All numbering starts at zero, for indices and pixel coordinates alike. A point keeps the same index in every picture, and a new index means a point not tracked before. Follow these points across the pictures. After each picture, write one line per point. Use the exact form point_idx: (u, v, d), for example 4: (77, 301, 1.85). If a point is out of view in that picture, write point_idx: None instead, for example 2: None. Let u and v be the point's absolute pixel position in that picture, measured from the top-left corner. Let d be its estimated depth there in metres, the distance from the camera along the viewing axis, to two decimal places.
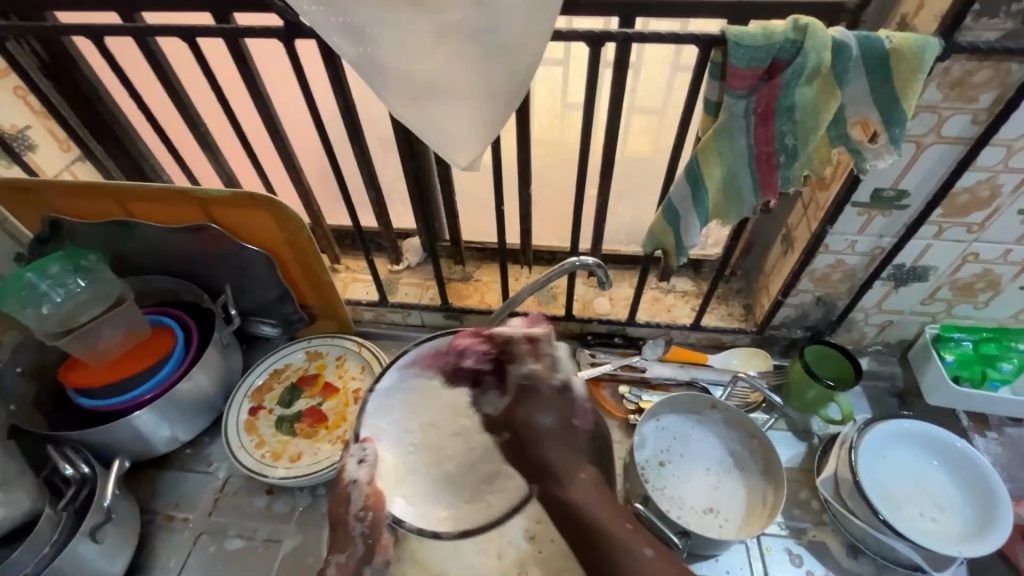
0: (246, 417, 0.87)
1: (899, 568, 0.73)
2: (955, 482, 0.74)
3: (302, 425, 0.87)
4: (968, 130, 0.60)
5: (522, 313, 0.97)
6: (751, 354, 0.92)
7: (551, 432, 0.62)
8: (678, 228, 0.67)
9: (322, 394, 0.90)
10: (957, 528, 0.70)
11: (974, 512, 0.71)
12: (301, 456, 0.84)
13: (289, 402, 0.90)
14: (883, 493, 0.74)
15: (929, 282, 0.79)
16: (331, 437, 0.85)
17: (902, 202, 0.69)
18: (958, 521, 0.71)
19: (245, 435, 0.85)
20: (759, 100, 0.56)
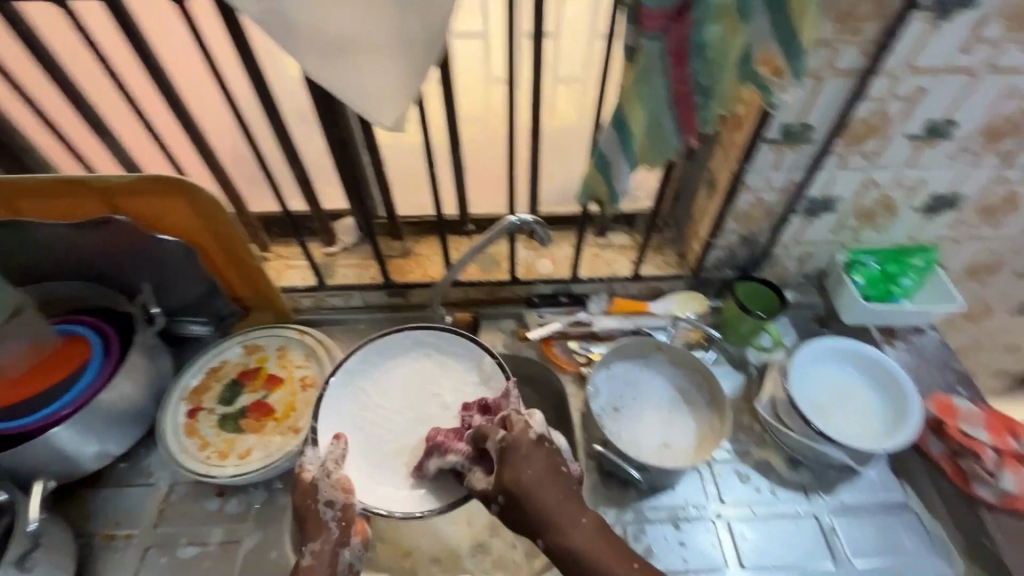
0: (185, 420, 0.82)
1: (833, 472, 0.81)
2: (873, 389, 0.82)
3: (249, 420, 0.83)
4: (858, 61, 0.65)
5: (466, 282, 0.97)
6: (688, 299, 0.97)
7: (540, 479, 0.62)
8: (609, 175, 0.69)
9: (266, 387, 0.86)
10: (877, 428, 0.78)
11: (892, 412, 0.79)
12: (251, 451, 0.80)
13: (231, 398, 0.85)
14: (816, 407, 0.80)
15: (837, 212, 0.86)
16: (281, 428, 0.82)
17: (808, 136, 0.74)
18: (879, 422, 0.78)
19: (186, 439, 0.80)
20: (671, 39, 0.58)
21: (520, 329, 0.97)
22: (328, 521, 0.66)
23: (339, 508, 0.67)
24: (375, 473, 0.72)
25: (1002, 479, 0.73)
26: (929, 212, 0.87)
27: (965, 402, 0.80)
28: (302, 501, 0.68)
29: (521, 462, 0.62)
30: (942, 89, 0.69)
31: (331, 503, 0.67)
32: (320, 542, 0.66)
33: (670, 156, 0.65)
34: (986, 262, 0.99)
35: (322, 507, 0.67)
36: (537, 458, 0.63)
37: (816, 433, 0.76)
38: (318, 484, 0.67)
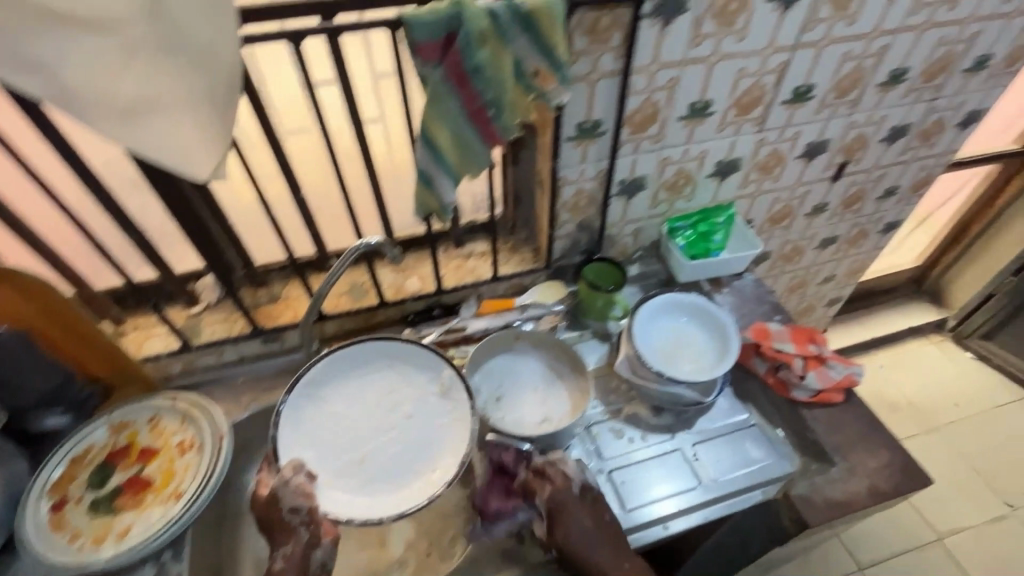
0: (49, 516, 0.77)
1: (690, 410, 0.92)
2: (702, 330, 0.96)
3: (125, 499, 0.80)
4: (616, 64, 0.78)
5: (338, 314, 1.00)
6: (547, 288, 1.07)
7: (591, 533, 0.76)
8: (434, 190, 0.77)
9: (141, 460, 0.84)
10: (711, 361, 0.91)
11: (718, 345, 0.93)
12: (130, 529, 0.77)
13: (101, 482, 0.81)
14: (662, 355, 0.92)
15: (647, 188, 1.01)
16: (162, 498, 0.79)
17: (600, 130, 0.86)
18: (711, 355, 0.92)
19: (52, 535, 0.75)
20: (449, 65, 0.66)
21: None
22: (296, 526, 0.72)
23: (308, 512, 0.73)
24: (335, 469, 0.82)
25: (808, 379, 0.88)
26: (720, 176, 1.04)
27: (776, 325, 0.95)
28: (267, 511, 0.73)
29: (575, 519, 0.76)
30: (690, 77, 0.85)
31: (296, 508, 0.73)
32: (291, 546, 0.71)
33: (481, 164, 0.75)
34: (779, 209, 1.19)
35: (288, 513, 0.72)
36: (585, 519, 0.77)
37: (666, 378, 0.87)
38: (281, 492, 0.74)
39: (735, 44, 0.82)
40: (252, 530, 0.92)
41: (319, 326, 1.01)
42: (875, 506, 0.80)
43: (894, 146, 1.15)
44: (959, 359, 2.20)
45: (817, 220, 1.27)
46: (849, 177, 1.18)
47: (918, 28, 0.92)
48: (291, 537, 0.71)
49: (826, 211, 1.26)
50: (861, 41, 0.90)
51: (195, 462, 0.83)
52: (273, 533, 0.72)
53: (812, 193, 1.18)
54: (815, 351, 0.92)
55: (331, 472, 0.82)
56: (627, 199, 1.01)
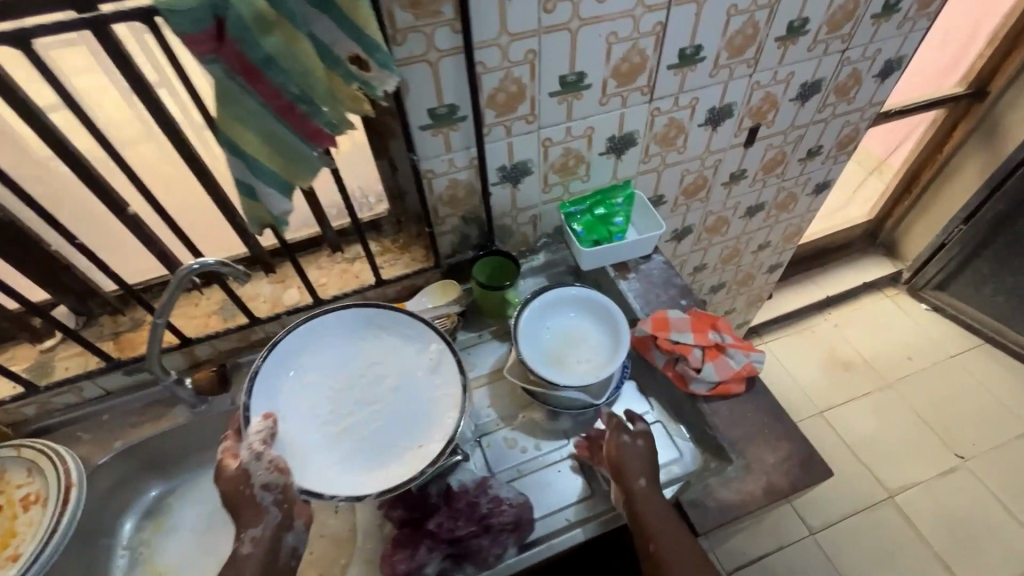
0: None
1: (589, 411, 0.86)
2: (596, 325, 0.88)
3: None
4: (455, 39, 0.69)
5: (209, 338, 0.91)
6: (441, 291, 0.98)
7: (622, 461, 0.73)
8: (259, 201, 0.68)
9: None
10: (604, 358, 0.84)
11: (612, 341, 0.85)
12: None
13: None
14: (551, 358, 0.85)
15: (534, 173, 0.92)
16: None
17: (459, 115, 0.77)
18: (604, 352, 0.84)
19: None
20: (230, 60, 0.56)
21: None
22: (268, 505, 0.69)
23: (276, 490, 0.70)
24: (314, 442, 0.77)
25: (705, 371, 0.81)
26: (615, 153, 0.96)
27: (677, 313, 0.89)
28: (234, 488, 0.69)
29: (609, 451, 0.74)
30: (552, 47, 0.75)
31: (267, 484, 0.70)
32: (263, 526, 0.68)
33: (310, 167, 0.67)
34: (692, 181, 1.11)
35: (261, 490, 0.69)
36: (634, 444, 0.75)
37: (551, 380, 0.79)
38: (251, 468, 0.70)
39: (597, 6, 0.73)
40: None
41: (188, 351, 0.91)
42: (773, 503, 0.75)
43: (809, 103, 1.06)
44: (914, 311, 2.17)
45: (737, 188, 1.19)
46: (764, 141, 1.10)
47: None
48: (260, 518, 0.68)
49: (746, 178, 1.18)
50: None
51: (39, 519, 0.76)
52: (240, 513, 0.69)
53: (725, 161, 1.10)
54: (716, 340, 0.86)
55: (304, 444, 0.76)
56: (513, 186, 0.92)
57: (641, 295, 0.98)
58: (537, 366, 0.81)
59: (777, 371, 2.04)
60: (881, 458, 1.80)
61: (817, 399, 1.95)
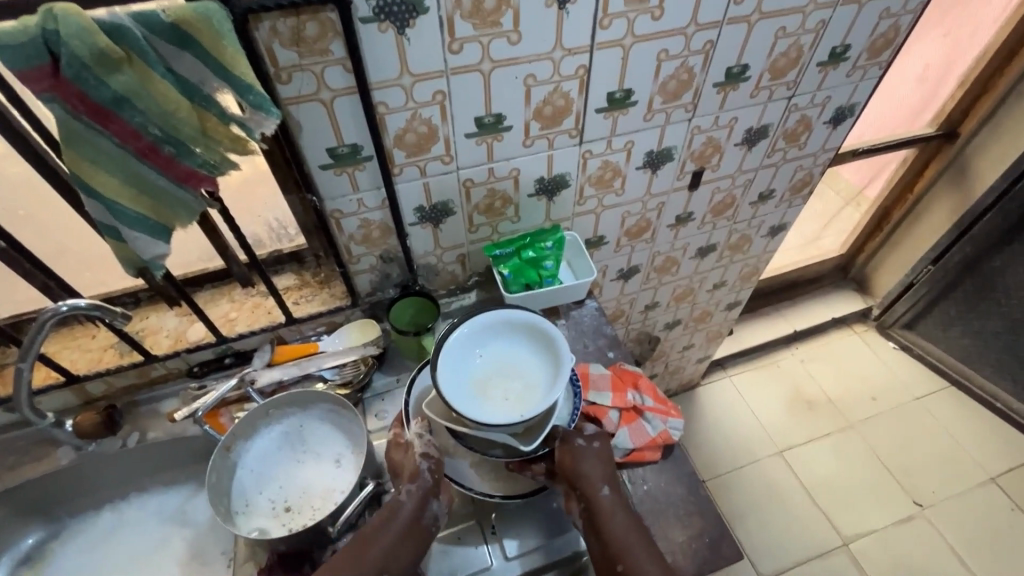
0: None
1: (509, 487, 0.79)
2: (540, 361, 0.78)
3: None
4: (349, 79, 0.64)
5: (99, 374, 0.85)
6: (361, 329, 0.94)
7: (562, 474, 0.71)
8: (127, 245, 0.62)
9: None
10: (535, 398, 0.73)
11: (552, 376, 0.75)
12: None
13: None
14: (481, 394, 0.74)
15: (457, 214, 0.87)
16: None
17: (363, 155, 0.72)
18: (538, 390, 0.74)
19: None
20: (70, 99, 0.51)
21: (175, 409, 0.88)
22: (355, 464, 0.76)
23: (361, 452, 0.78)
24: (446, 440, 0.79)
25: (618, 437, 0.77)
26: (546, 195, 0.91)
27: (599, 367, 0.86)
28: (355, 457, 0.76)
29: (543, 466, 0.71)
30: (463, 89, 0.70)
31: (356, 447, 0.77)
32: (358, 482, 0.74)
33: (183, 209, 0.62)
34: (634, 223, 1.06)
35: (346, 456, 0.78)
36: (576, 452, 0.72)
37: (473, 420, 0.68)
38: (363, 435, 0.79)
39: (509, 47, 0.68)
40: None
41: (77, 388, 0.86)
42: None
43: (757, 148, 1.02)
44: (881, 350, 2.14)
45: (684, 230, 1.15)
46: (710, 184, 1.06)
47: (749, 19, 0.78)
48: (417, 476, 0.72)
49: (693, 221, 1.14)
50: (678, 36, 0.76)
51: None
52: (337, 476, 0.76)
53: (669, 204, 1.06)
54: (636, 400, 0.81)
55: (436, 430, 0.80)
56: (434, 226, 0.88)
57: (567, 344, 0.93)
58: (459, 402, 0.71)
59: (738, 406, 2.00)
60: (837, 502, 1.76)
61: (777, 438, 1.91)
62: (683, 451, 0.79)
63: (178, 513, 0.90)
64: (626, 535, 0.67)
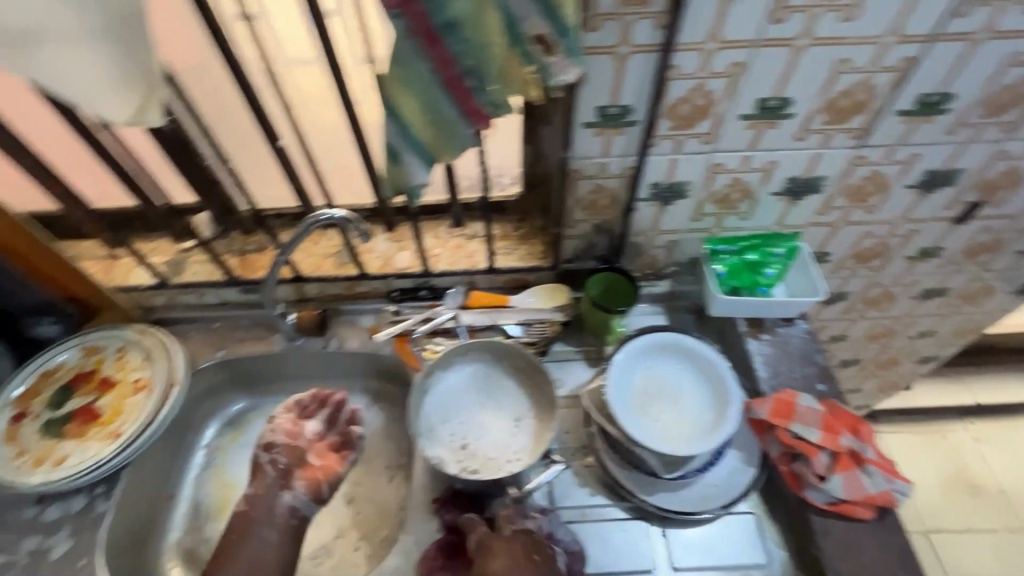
0: (8, 426, 0.80)
1: (694, 515, 0.73)
2: (708, 395, 0.73)
3: (77, 424, 0.81)
4: (655, 35, 0.59)
5: (317, 279, 0.93)
6: (551, 292, 0.93)
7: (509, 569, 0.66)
8: (402, 170, 0.65)
9: (98, 390, 0.84)
10: (693, 434, 0.71)
11: (715, 414, 0.71)
12: (66, 459, 0.78)
13: (57, 404, 0.83)
14: (639, 409, 0.73)
15: (690, 198, 0.81)
16: (104, 433, 0.80)
17: (629, 119, 0.68)
18: (697, 427, 0.71)
19: (3, 446, 0.78)
20: (413, 19, 0.52)
21: (375, 325, 0.94)
22: (262, 466, 0.80)
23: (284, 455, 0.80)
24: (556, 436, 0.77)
25: (832, 484, 0.68)
26: (790, 196, 0.81)
27: (808, 399, 0.75)
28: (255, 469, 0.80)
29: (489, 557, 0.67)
30: (763, 64, 0.63)
31: (275, 455, 0.80)
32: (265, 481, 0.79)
33: (458, 147, 0.62)
34: (868, 246, 0.93)
35: (263, 455, 0.80)
36: (507, 546, 0.68)
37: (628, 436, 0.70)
38: (256, 451, 0.80)
39: (837, 24, 0.59)
40: (200, 479, 0.91)
41: (297, 286, 0.94)
42: None
43: None
44: None
45: (921, 266, 0.99)
46: (981, 222, 0.89)
47: None
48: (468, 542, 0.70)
49: (937, 258, 0.97)
50: None
51: (143, 402, 0.82)
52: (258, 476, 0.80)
53: (921, 234, 0.91)
54: (853, 445, 0.71)
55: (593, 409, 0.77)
56: (661, 206, 0.82)
57: (769, 363, 0.85)
58: (619, 412, 0.71)
59: None
60: None
61: (925, 516, 1.68)
62: (898, 518, 0.69)
63: None
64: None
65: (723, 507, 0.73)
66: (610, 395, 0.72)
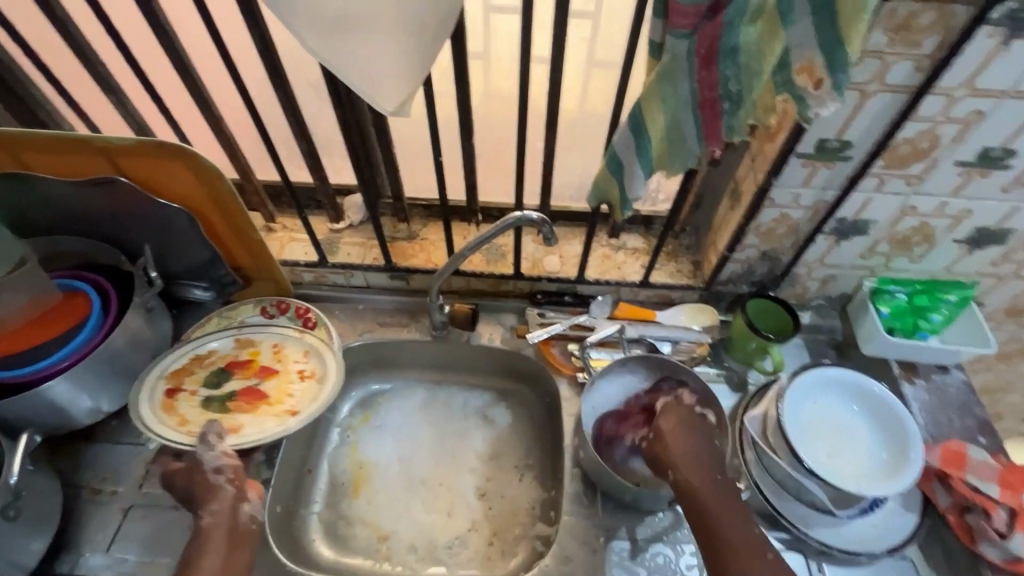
0: (162, 399, 0.81)
1: (855, 555, 0.73)
2: (878, 436, 0.74)
3: (240, 402, 0.84)
4: (911, 77, 0.60)
5: (467, 272, 0.94)
6: (698, 311, 0.92)
7: (685, 431, 0.72)
8: (621, 180, 0.66)
9: (259, 376, 0.86)
10: (866, 472, 0.71)
11: (889, 456, 0.72)
12: (242, 428, 0.80)
13: (214, 385, 0.85)
14: (806, 440, 0.74)
15: (869, 236, 0.80)
16: (277, 411, 0.82)
17: (845, 153, 0.68)
18: (868, 466, 0.72)
19: (162, 414, 0.80)
20: (702, 39, 0.53)
21: (520, 326, 0.94)
22: (219, 485, 0.71)
23: (226, 471, 0.72)
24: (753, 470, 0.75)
25: (1013, 541, 0.68)
26: (972, 245, 0.80)
27: (980, 451, 0.74)
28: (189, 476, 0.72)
29: (675, 416, 0.74)
30: (1004, 116, 0.62)
31: (217, 468, 0.72)
32: (217, 501, 0.69)
33: (687, 164, 0.61)
34: None
35: (211, 475, 0.71)
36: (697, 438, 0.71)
37: (804, 467, 0.70)
38: (202, 454, 0.72)
39: None
40: (336, 454, 0.93)
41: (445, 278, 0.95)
42: None
43: None
44: None
45: None
46: None
47: None
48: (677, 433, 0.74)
49: None
50: None
51: (314, 390, 0.84)
52: (198, 493, 0.70)
53: None
54: None
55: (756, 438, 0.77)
56: (836, 240, 0.81)
57: (924, 410, 0.84)
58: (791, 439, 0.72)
59: None
60: None
61: None
62: None
63: (480, 416, 0.97)
64: (715, 504, 0.65)
65: (889, 550, 0.72)
66: (785, 422, 0.73)
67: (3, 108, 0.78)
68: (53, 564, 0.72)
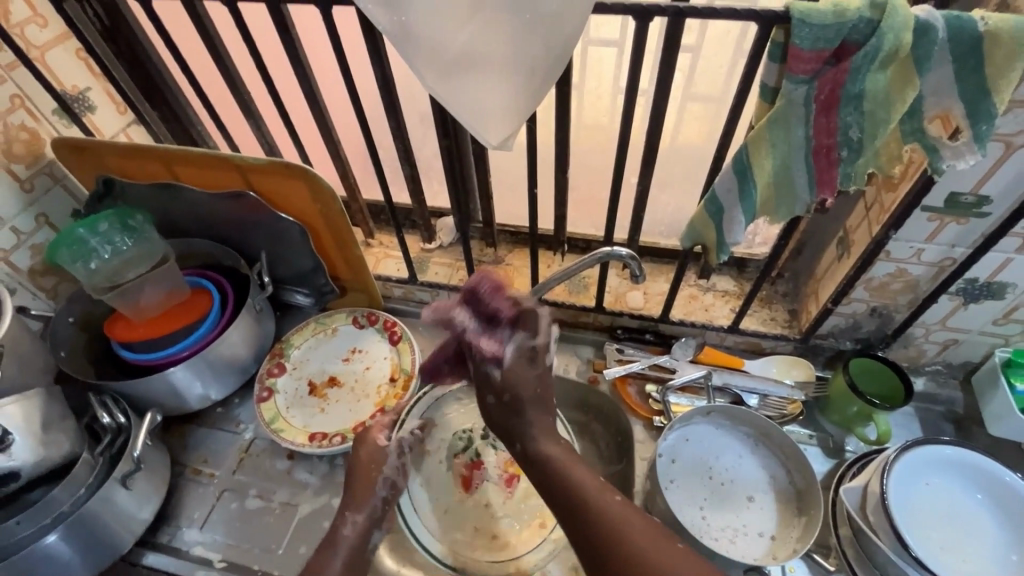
0: (390, 353, 0.94)
1: None
2: (1003, 534, 0.66)
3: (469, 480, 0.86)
4: None
5: (550, 301, 0.94)
6: (791, 365, 0.87)
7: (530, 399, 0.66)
8: (720, 223, 0.63)
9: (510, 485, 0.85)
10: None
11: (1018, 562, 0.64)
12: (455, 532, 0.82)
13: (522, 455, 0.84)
14: (914, 526, 0.66)
15: (1005, 301, 0.71)
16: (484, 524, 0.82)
17: (981, 209, 0.62)
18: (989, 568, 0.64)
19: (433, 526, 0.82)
20: (823, 85, 0.50)
21: (597, 360, 0.93)
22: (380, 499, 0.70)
23: (390, 486, 0.72)
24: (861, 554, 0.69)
25: None
26: None
27: None
28: (365, 463, 0.72)
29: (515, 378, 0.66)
30: None
31: (388, 481, 0.72)
32: (364, 514, 0.69)
33: (796, 212, 0.58)
34: None
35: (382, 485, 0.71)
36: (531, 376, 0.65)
37: (914, 558, 0.61)
38: (388, 456, 0.74)
39: None
40: None
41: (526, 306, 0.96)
42: None
43: None
44: None
45: None
46: None
47: None
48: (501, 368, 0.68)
49: None
50: None
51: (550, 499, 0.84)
52: (351, 495, 0.70)
53: None
54: None
55: (853, 517, 0.69)
56: (964, 304, 0.73)
57: None
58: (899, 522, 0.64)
59: None
60: None
61: None
62: None
63: None
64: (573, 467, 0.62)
65: None
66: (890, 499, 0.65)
67: (164, 128, 0.91)
68: (154, 535, 0.80)
